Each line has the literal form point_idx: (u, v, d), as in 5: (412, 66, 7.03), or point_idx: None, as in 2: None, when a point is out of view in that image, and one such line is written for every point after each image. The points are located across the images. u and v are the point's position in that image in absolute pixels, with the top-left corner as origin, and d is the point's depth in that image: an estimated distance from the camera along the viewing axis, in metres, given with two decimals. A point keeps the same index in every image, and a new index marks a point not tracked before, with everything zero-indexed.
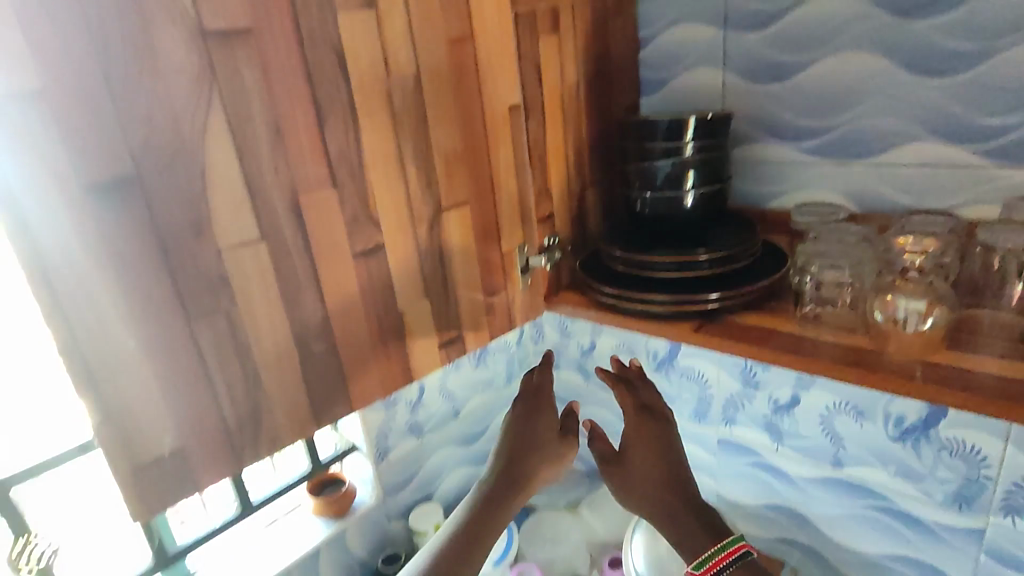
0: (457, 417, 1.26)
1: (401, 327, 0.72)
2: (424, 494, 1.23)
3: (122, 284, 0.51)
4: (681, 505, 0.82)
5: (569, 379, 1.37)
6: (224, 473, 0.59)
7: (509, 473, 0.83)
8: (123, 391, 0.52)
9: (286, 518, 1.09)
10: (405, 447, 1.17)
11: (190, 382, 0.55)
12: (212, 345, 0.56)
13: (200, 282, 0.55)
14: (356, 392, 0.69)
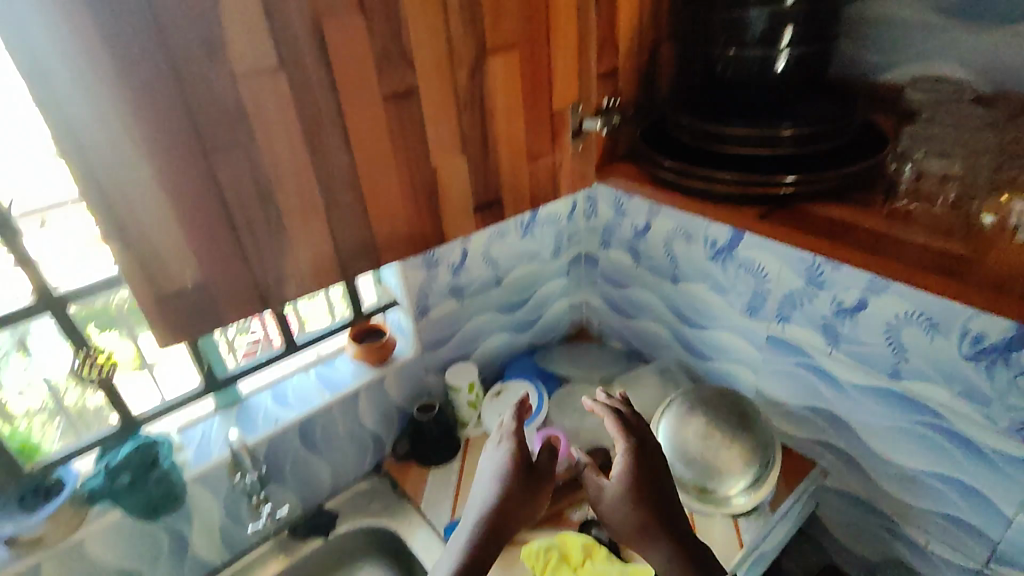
0: (499, 284, 1.25)
1: (433, 184, 0.67)
2: (463, 354, 1.26)
3: (129, 104, 0.47)
4: (665, 541, 0.71)
5: (619, 258, 1.32)
6: (249, 313, 0.60)
7: (494, 501, 0.73)
8: (141, 221, 0.51)
9: (330, 361, 1.16)
10: (445, 308, 1.18)
11: (208, 219, 0.54)
12: (231, 182, 0.54)
13: (214, 112, 0.51)
14: (384, 248, 0.66)
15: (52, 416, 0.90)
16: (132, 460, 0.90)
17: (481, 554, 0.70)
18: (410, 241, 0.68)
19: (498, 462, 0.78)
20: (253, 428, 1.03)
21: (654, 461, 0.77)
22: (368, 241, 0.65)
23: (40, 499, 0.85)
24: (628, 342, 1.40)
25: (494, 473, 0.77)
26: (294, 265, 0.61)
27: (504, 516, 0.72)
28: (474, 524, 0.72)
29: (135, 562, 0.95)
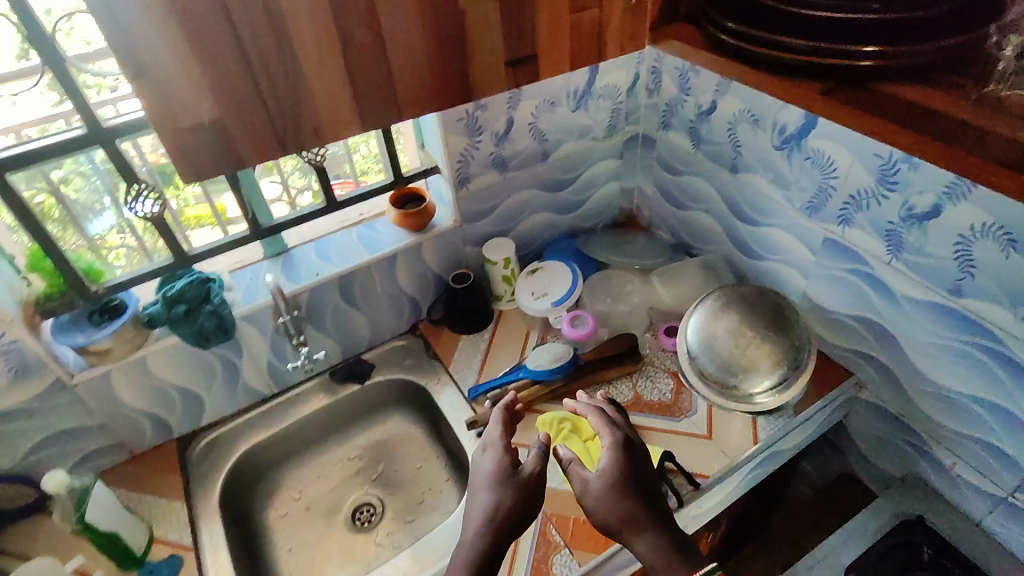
0: (546, 160, 1.20)
1: (461, 31, 0.62)
2: (503, 229, 1.25)
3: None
4: (652, 530, 0.70)
5: (678, 142, 1.23)
6: (265, 155, 0.60)
7: (488, 506, 0.74)
8: (150, 43, 0.50)
9: (371, 224, 1.18)
10: (487, 179, 1.15)
11: (222, 55, 0.53)
12: (240, 8, 0.51)
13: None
14: (404, 100, 0.64)
15: (138, 254, 1.02)
16: (188, 292, 0.97)
17: (485, 560, 0.70)
18: (433, 94, 0.65)
19: (486, 470, 0.79)
20: (296, 278, 1.09)
21: (638, 459, 0.79)
22: (389, 91, 0.62)
23: (103, 317, 0.95)
24: (676, 234, 1.35)
25: (486, 474, 0.79)
26: (311, 110, 0.60)
27: (501, 522, 0.72)
28: (471, 531, 0.72)
29: (192, 383, 1.06)
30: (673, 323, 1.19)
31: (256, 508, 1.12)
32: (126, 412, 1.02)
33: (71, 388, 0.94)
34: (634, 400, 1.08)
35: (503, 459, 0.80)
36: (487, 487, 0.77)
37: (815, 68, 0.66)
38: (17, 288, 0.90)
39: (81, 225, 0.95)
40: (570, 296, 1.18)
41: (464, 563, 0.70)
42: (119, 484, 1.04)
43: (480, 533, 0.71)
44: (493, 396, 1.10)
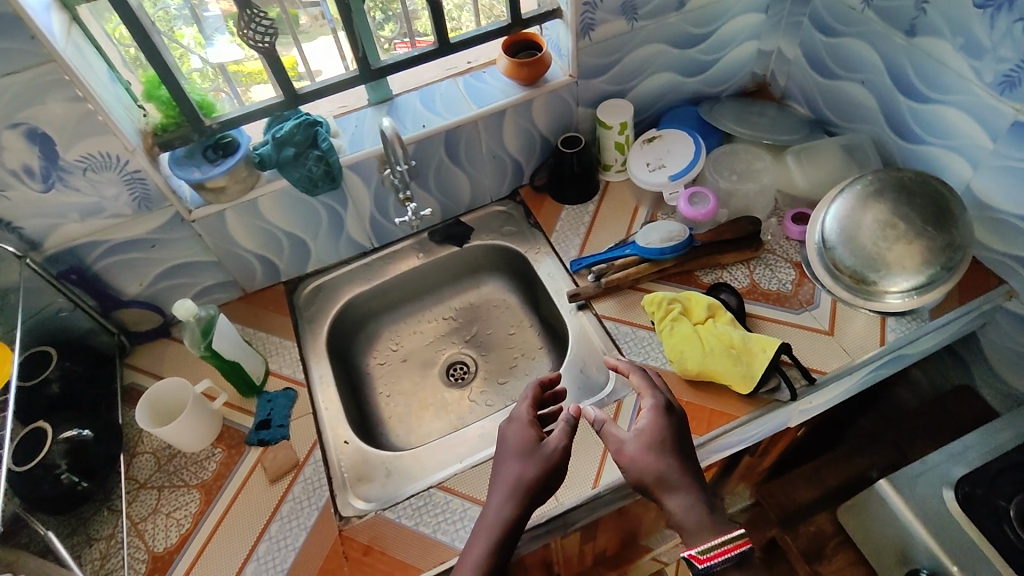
0: (681, 9, 1.05)
1: None
2: (621, 90, 1.13)
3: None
4: (686, 490, 0.70)
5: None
6: None
7: (513, 479, 0.72)
8: None
9: (478, 74, 1.09)
10: (613, 28, 1.02)
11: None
12: None
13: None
14: None
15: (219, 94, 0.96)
16: (296, 133, 0.96)
17: (514, 530, 0.69)
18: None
19: (509, 440, 0.76)
20: (403, 127, 1.04)
21: (682, 426, 0.76)
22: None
23: (217, 153, 0.93)
24: (816, 107, 1.19)
25: (510, 445, 0.75)
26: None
27: (528, 495, 0.71)
28: (496, 504, 0.71)
29: (300, 229, 1.07)
30: (802, 209, 1.08)
31: (358, 353, 1.16)
32: (240, 251, 1.05)
33: (190, 223, 0.96)
34: (750, 287, 1.01)
35: (526, 431, 0.76)
36: (511, 459, 0.74)
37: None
38: (135, 115, 0.88)
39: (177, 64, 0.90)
40: (690, 170, 1.07)
41: (489, 534, 0.69)
42: (236, 318, 1.10)
43: (509, 505, 0.70)
44: (597, 271, 1.05)
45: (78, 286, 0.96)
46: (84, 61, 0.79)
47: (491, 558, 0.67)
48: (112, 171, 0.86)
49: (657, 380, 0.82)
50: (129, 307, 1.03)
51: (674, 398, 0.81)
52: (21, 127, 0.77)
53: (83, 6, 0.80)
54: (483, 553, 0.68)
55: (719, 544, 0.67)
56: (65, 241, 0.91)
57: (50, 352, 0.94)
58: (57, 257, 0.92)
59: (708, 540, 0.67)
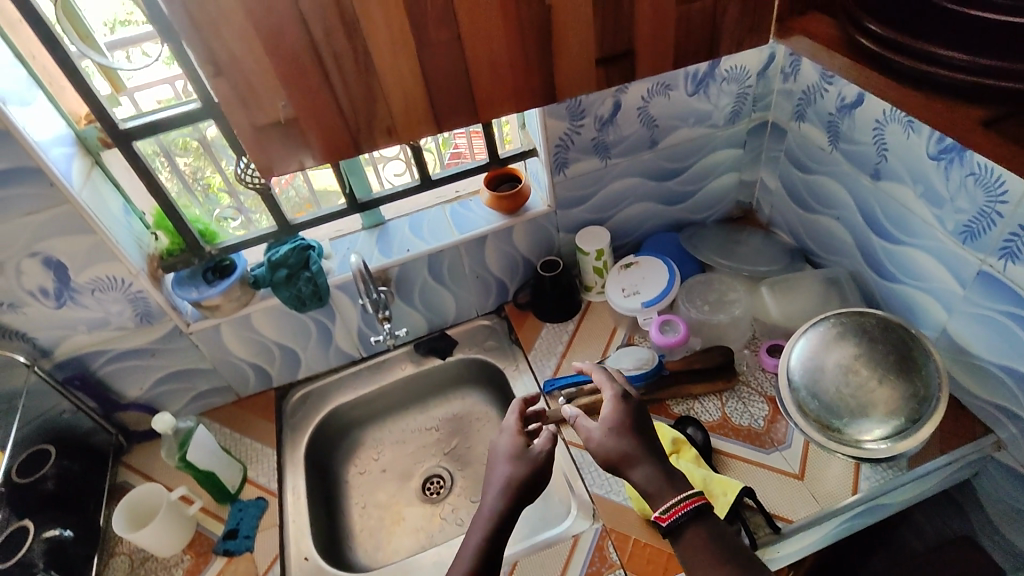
0: (654, 147, 1.11)
1: (544, 20, 0.56)
2: (601, 217, 1.18)
3: (191, 13, 0.48)
4: (648, 463, 0.74)
5: (810, 138, 1.06)
6: (343, 152, 0.60)
7: (501, 480, 0.76)
8: (212, 21, 0.49)
9: (465, 202, 1.17)
10: (587, 164, 1.09)
11: (259, 140, 0.57)
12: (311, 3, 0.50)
13: (280, 9, 0.49)
14: (481, 98, 0.60)
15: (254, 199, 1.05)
16: (290, 257, 1.04)
17: (501, 526, 0.73)
18: (513, 94, 0.61)
19: (500, 449, 0.81)
20: (388, 251, 1.11)
21: (641, 411, 0.80)
22: (426, 115, 0.59)
23: (215, 275, 1.03)
24: (799, 237, 1.19)
25: (501, 452, 0.80)
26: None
27: (516, 493, 0.74)
28: (488, 501, 0.74)
29: (290, 341, 1.14)
30: (778, 340, 1.06)
31: (338, 462, 1.19)
32: (233, 359, 1.12)
33: (187, 334, 1.05)
34: (720, 421, 1.00)
35: (514, 439, 0.81)
36: (501, 463, 0.79)
37: (963, 81, 0.70)
38: (145, 241, 0.99)
39: (219, 164, 0.99)
40: (663, 297, 1.09)
41: (481, 529, 0.73)
42: (224, 423, 1.16)
43: (496, 502, 0.74)
44: (567, 394, 1.07)
45: (81, 389, 1.05)
46: (98, 201, 0.90)
47: (480, 552, 0.71)
48: (117, 291, 0.96)
49: (616, 375, 0.86)
50: (128, 409, 1.11)
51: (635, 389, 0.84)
52: (39, 256, 0.88)
53: (105, 152, 0.93)
54: (474, 549, 0.71)
55: (677, 501, 0.70)
56: (73, 350, 1.01)
57: (49, 451, 1.01)
58: (64, 364, 1.01)
59: (668, 501, 0.71)
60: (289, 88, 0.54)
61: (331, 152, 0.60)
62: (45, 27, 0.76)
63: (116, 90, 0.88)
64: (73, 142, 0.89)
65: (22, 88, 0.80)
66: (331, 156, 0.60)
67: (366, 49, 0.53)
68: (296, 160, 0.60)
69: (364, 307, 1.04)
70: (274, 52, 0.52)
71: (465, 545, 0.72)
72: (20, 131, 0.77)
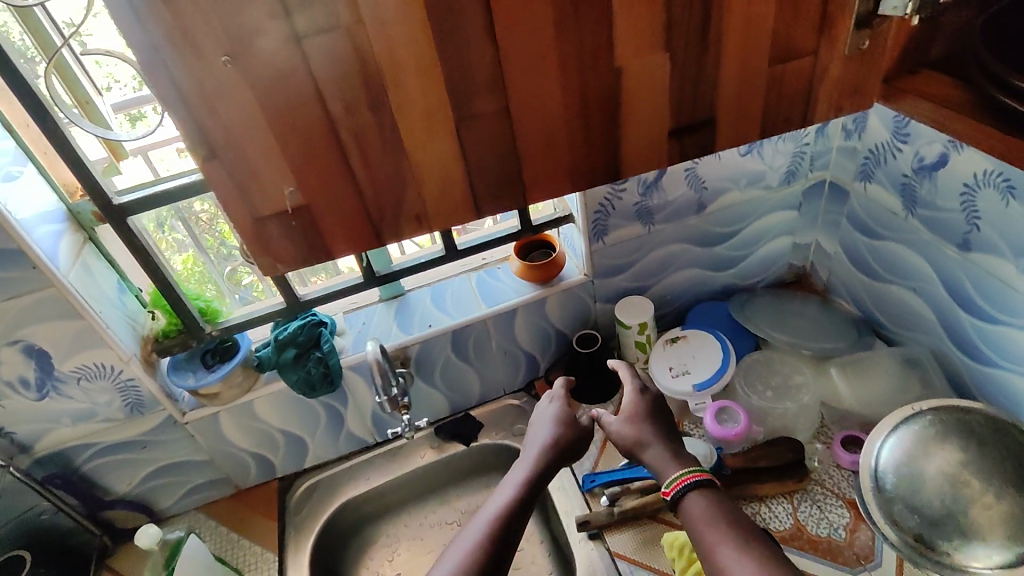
0: (701, 212, 1.00)
1: (612, 88, 0.46)
2: (642, 285, 1.07)
3: (179, 86, 0.38)
4: (660, 447, 0.77)
5: (880, 202, 0.95)
6: (363, 245, 0.50)
7: (548, 437, 0.83)
8: (208, 99, 0.39)
9: (493, 270, 1.07)
10: (629, 231, 0.98)
11: (260, 232, 0.47)
12: (331, 77, 0.40)
13: (292, 79, 0.40)
14: (531, 180, 0.50)
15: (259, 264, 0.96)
16: (299, 335, 0.95)
17: (544, 475, 0.79)
18: (570, 173, 0.50)
19: (547, 411, 0.88)
20: (407, 327, 1.00)
21: (659, 403, 0.83)
22: (464, 200, 0.49)
23: (215, 358, 0.93)
24: (864, 307, 1.06)
25: (547, 415, 0.87)
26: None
27: (556, 452, 0.82)
28: (534, 451, 0.82)
29: (296, 428, 1.02)
30: (853, 432, 0.93)
31: (347, 566, 1.05)
32: (232, 449, 1.01)
33: (182, 425, 0.94)
34: (794, 531, 0.85)
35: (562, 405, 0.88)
36: (547, 423, 0.86)
37: None
38: (140, 323, 0.89)
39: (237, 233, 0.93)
40: (717, 380, 0.96)
41: (525, 471, 0.79)
42: (221, 521, 1.04)
43: (543, 453, 0.81)
44: (612, 493, 0.92)
45: (63, 488, 0.94)
46: (89, 282, 0.81)
47: (523, 490, 0.77)
48: (106, 380, 0.85)
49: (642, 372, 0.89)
50: (115, 507, 0.99)
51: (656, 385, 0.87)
52: (20, 344, 0.78)
53: (100, 227, 0.84)
54: (516, 486, 0.77)
55: (679, 476, 0.73)
56: (55, 445, 0.90)
57: (23, 558, 0.88)
58: (45, 461, 0.90)
59: (671, 475, 0.74)
60: (299, 170, 0.44)
61: (346, 245, 0.49)
62: (33, 95, 0.67)
63: (116, 158, 0.81)
64: (64, 218, 0.80)
65: (10, 162, 0.73)
66: (345, 250, 0.49)
67: (394, 125, 0.43)
68: (307, 255, 0.49)
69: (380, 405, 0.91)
70: (282, 132, 0.42)
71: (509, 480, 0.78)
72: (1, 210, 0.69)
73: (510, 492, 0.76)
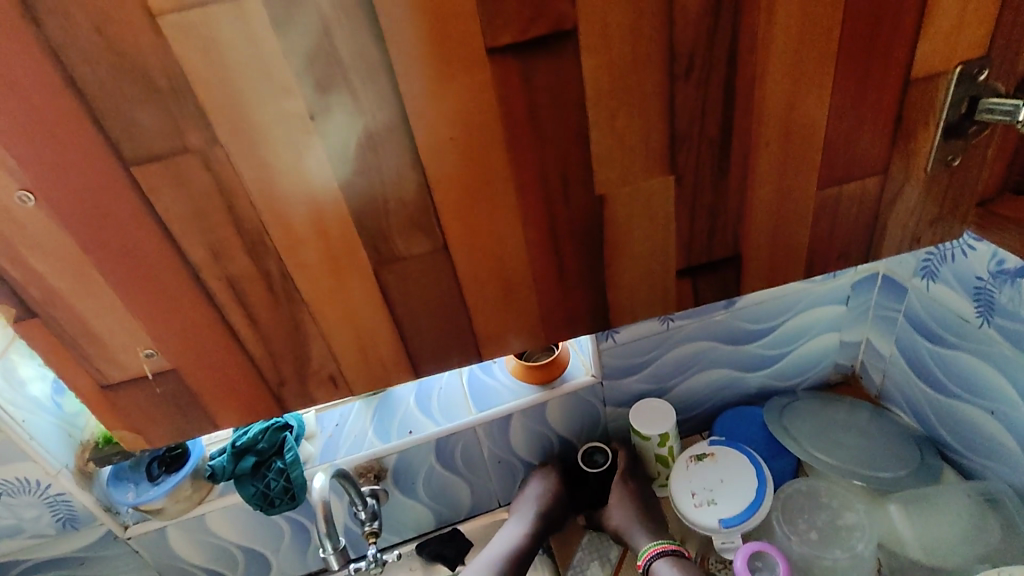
0: (729, 307, 0.86)
1: (563, 222, 0.45)
2: (661, 388, 0.92)
3: (19, 244, 0.38)
4: (645, 533, 0.82)
5: (936, 313, 0.81)
6: (260, 398, 0.47)
7: (537, 510, 0.86)
8: (55, 256, 0.38)
9: (487, 365, 0.94)
10: (644, 328, 0.84)
11: (153, 380, 0.45)
12: (193, 233, 0.39)
13: (149, 238, 0.39)
14: (477, 314, 0.48)
15: None
16: (260, 441, 0.82)
17: (530, 546, 0.84)
18: (517, 310, 0.49)
19: (536, 481, 0.90)
20: (385, 434, 0.87)
21: (647, 494, 0.87)
22: (397, 342, 0.48)
23: (162, 468, 0.80)
24: (926, 421, 0.88)
25: (540, 487, 0.89)
26: (324, 347, 0.46)
27: (542, 524, 0.86)
28: (524, 520, 0.86)
29: (257, 544, 0.89)
30: None
31: None
32: (184, 566, 0.87)
33: (124, 540, 0.82)
34: None
35: (550, 476, 0.90)
36: (537, 493, 0.88)
37: None
38: (77, 429, 0.78)
39: None
40: (750, 517, 0.81)
41: (514, 538, 0.84)
42: None
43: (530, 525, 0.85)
44: None
45: None
46: (12, 386, 0.71)
47: (508, 559, 0.82)
48: (32, 495, 0.74)
49: (636, 470, 0.90)
50: None
51: (649, 476, 0.90)
52: None
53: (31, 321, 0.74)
54: (502, 555, 0.82)
55: (652, 546, 0.80)
56: None
57: None
58: None
59: (645, 546, 0.81)
60: (165, 328, 0.43)
61: (233, 403, 0.47)
62: None
63: None
64: None
65: None
66: (240, 411, 0.48)
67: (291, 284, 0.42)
68: (197, 415, 0.47)
69: (325, 559, 0.71)
70: (144, 286, 0.41)
71: (494, 548, 0.84)
72: None
73: (503, 549, 0.83)
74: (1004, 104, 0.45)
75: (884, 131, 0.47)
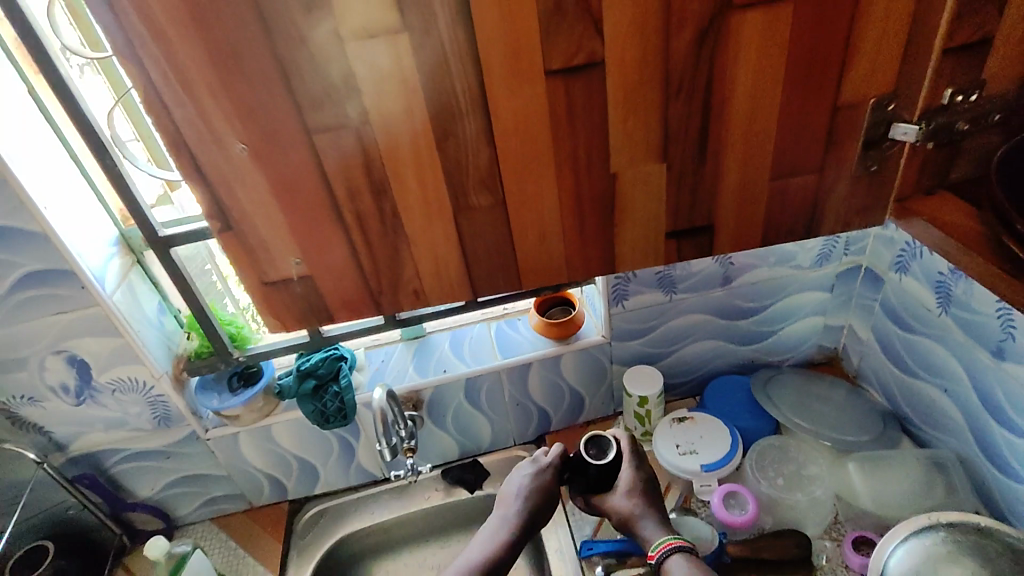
0: (726, 285, 0.99)
1: (592, 192, 0.59)
2: (663, 351, 1.06)
3: (211, 179, 0.53)
4: (654, 517, 0.86)
5: (903, 301, 0.94)
6: (358, 305, 0.63)
7: (528, 505, 0.88)
8: (236, 187, 0.53)
9: (513, 321, 1.09)
10: (649, 298, 0.98)
11: (285, 284, 0.61)
12: (334, 178, 0.54)
13: (299, 179, 0.54)
14: (521, 257, 0.63)
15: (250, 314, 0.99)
16: (320, 368, 0.98)
17: (519, 540, 0.86)
18: (549, 257, 0.64)
19: (530, 475, 0.91)
20: (423, 370, 1.03)
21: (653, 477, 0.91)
22: (459, 275, 0.63)
23: (240, 382, 0.98)
24: (893, 399, 1.01)
25: (532, 483, 0.90)
26: (409, 272, 0.61)
27: (533, 517, 0.88)
28: (514, 514, 0.88)
29: (311, 455, 1.06)
30: (868, 531, 0.90)
31: None
32: (250, 468, 1.05)
33: (204, 440, 0.99)
34: None
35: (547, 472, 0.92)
36: (528, 486, 0.90)
37: None
38: (175, 343, 0.95)
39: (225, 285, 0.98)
40: (726, 463, 0.95)
41: (505, 533, 0.86)
42: (231, 536, 1.07)
43: (522, 520, 0.87)
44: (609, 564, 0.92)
45: (90, 489, 0.99)
46: (133, 305, 0.87)
47: (497, 553, 0.84)
48: (138, 394, 0.91)
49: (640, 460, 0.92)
50: (136, 509, 1.04)
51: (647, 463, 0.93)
52: (64, 353, 0.85)
53: (147, 251, 0.90)
54: (491, 550, 0.84)
55: (664, 539, 0.82)
56: (88, 446, 0.96)
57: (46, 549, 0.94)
58: (77, 460, 0.97)
59: (657, 539, 0.83)
60: (301, 247, 0.58)
61: (336, 308, 0.63)
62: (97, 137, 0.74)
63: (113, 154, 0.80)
64: (118, 243, 0.87)
65: (82, 194, 0.82)
66: (339, 315, 0.64)
67: (394, 220, 0.57)
68: (310, 315, 0.63)
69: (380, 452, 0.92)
70: (289, 214, 0.56)
71: (481, 541, 0.86)
72: (61, 241, 0.76)
73: (490, 546, 0.85)
74: (908, 128, 0.60)
75: (827, 140, 0.61)
